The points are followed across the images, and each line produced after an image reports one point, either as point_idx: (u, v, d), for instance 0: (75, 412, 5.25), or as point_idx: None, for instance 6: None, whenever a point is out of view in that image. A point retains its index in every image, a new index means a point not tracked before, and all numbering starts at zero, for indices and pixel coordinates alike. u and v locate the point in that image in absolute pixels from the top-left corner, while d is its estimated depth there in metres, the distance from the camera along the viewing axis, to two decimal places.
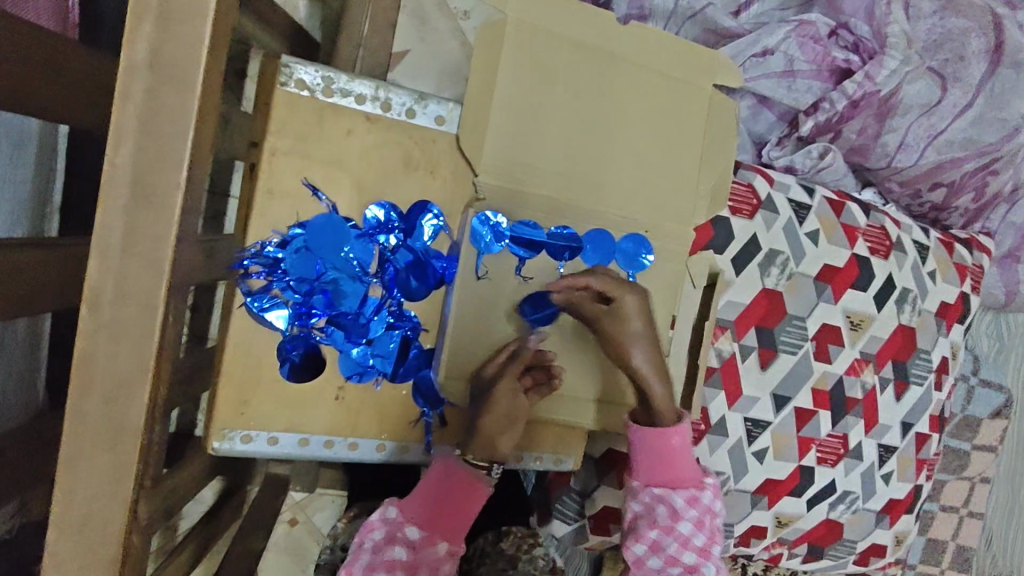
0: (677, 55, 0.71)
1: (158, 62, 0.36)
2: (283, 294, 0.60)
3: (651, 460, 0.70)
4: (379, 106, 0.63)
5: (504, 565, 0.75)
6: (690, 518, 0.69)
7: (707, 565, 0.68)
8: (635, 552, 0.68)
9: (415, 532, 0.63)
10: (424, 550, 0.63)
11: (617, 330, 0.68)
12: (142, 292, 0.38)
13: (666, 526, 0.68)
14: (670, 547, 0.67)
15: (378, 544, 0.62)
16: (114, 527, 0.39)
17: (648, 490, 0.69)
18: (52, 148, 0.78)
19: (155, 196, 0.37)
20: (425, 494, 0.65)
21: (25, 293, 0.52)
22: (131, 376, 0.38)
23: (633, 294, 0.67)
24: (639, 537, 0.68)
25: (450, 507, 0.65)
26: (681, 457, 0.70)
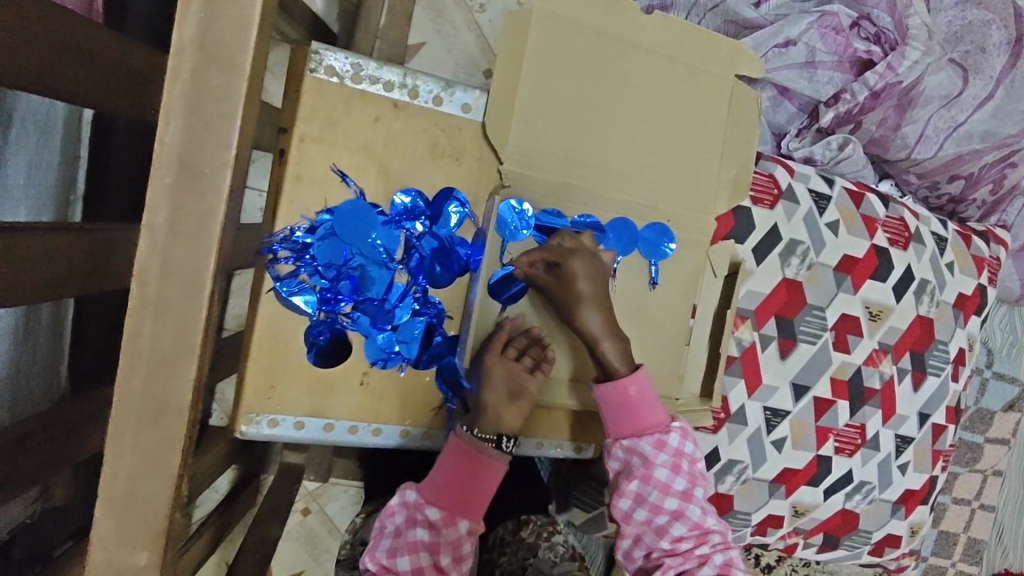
0: (699, 47, 0.71)
1: (205, 42, 0.36)
2: (310, 279, 0.61)
3: (615, 416, 0.67)
4: (407, 93, 0.63)
5: (524, 553, 0.77)
6: (664, 463, 0.66)
7: (692, 507, 0.66)
8: (622, 509, 0.67)
9: (434, 513, 0.61)
10: (445, 530, 0.61)
11: (563, 294, 0.66)
12: (190, 270, 0.38)
13: (643, 476, 0.66)
14: (652, 496, 0.66)
15: (400, 526, 0.62)
16: (158, 509, 0.39)
17: (618, 444, 0.67)
18: (77, 137, 0.79)
19: (202, 177, 0.37)
20: (442, 474, 0.63)
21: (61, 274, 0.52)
22: (175, 354, 0.38)
23: (581, 259, 0.66)
24: (622, 493, 0.67)
25: (470, 484, 0.63)
26: (643, 404, 0.67)
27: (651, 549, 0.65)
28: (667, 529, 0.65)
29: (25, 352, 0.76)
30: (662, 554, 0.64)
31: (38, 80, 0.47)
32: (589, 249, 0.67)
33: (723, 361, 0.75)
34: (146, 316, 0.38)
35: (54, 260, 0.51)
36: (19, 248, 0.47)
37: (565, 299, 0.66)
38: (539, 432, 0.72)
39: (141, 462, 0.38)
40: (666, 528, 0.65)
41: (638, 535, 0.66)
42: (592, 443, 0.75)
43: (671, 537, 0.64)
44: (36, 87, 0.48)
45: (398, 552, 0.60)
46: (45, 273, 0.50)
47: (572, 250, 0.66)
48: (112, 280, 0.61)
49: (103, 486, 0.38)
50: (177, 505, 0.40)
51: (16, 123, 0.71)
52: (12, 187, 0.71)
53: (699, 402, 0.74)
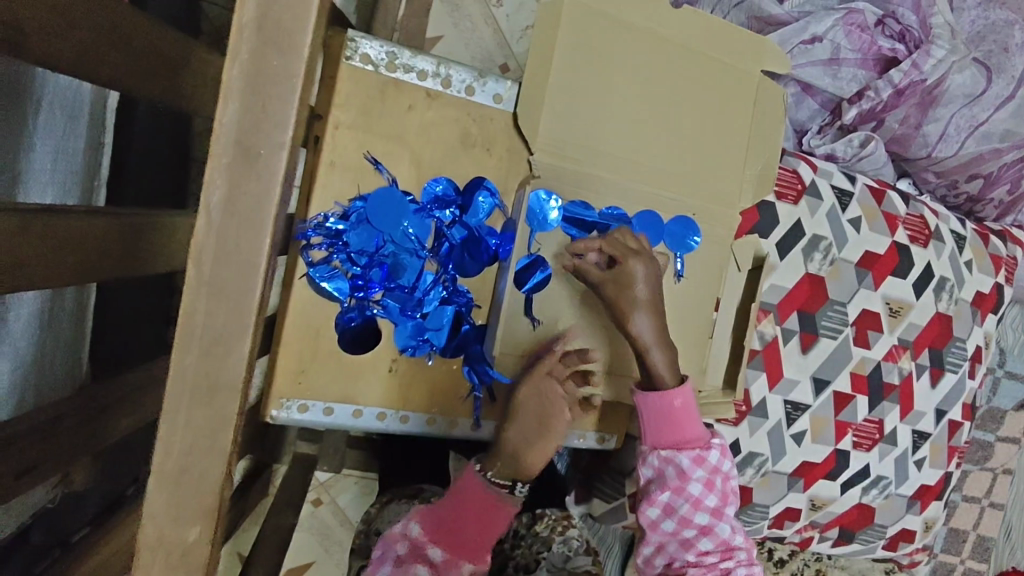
0: (727, 42, 0.72)
1: (265, 23, 0.36)
2: (342, 266, 0.62)
3: (655, 425, 0.69)
4: (440, 83, 0.64)
5: (539, 548, 0.78)
6: (698, 479, 0.69)
7: (720, 525, 0.69)
8: (650, 516, 0.70)
9: (438, 555, 0.61)
10: (447, 572, 0.61)
11: (618, 297, 0.66)
12: (244, 250, 0.38)
13: (676, 488, 0.69)
14: (683, 509, 0.69)
15: (401, 558, 0.61)
16: (210, 484, 0.39)
17: (655, 453, 0.69)
18: (102, 122, 0.79)
19: (258, 158, 0.37)
20: (449, 513, 0.63)
21: (100, 256, 0.53)
22: (229, 330, 0.38)
23: (642, 265, 0.66)
24: (652, 500, 0.70)
25: (475, 527, 0.63)
26: (685, 418, 0.69)
27: (674, 558, 0.69)
28: (693, 542, 0.69)
29: (51, 337, 0.75)
30: (685, 564, 0.68)
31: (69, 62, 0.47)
32: (648, 254, 0.67)
33: (746, 354, 0.76)
34: (200, 294, 0.38)
35: (91, 244, 0.52)
36: (54, 229, 0.47)
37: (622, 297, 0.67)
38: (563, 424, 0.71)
39: (193, 440, 0.39)
40: (693, 541, 0.69)
41: (662, 543, 0.70)
42: (615, 434, 0.76)
43: (697, 551, 0.68)
44: (74, 69, 0.48)
45: None
46: (80, 254, 0.50)
47: (633, 250, 0.66)
48: (142, 264, 0.61)
49: (156, 462, 0.38)
50: (228, 482, 0.40)
51: (44, 108, 0.70)
52: (40, 171, 0.70)
53: (721, 394, 0.74)
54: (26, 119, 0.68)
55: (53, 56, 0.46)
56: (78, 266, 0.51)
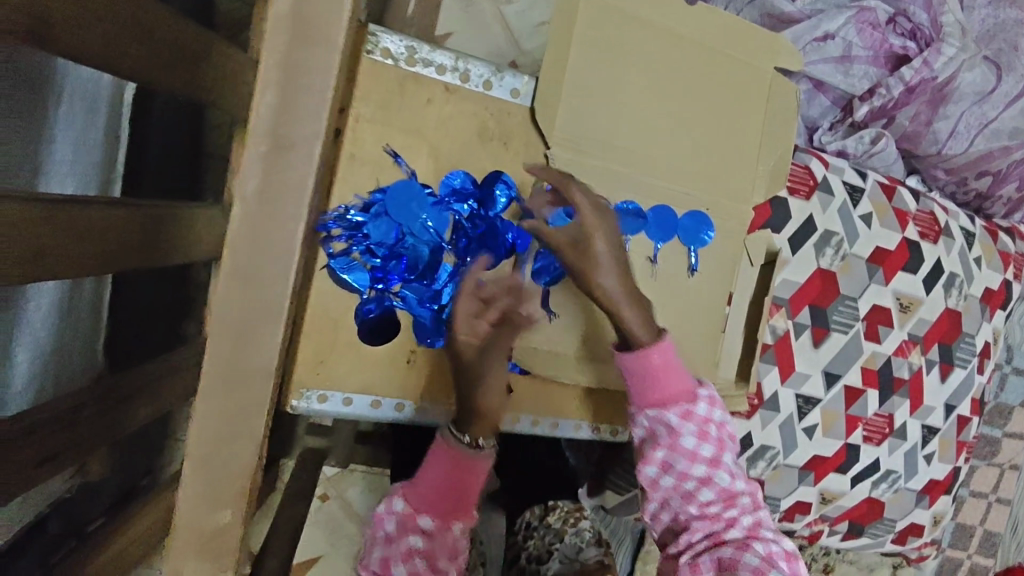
0: (741, 39, 0.73)
1: (302, 15, 0.37)
2: (362, 258, 0.63)
3: (635, 384, 0.61)
4: (458, 77, 0.65)
5: (551, 539, 0.78)
6: (690, 431, 0.60)
7: (722, 474, 0.60)
8: (648, 476, 0.62)
9: (428, 522, 0.54)
10: (440, 538, 0.54)
11: (582, 275, 0.60)
12: (278, 238, 0.39)
13: (668, 444, 0.60)
14: (679, 464, 0.60)
15: (391, 535, 0.55)
16: (245, 467, 0.40)
17: (641, 415, 0.61)
18: (120, 113, 0.77)
19: (292, 147, 0.38)
20: (426, 479, 0.55)
21: (122, 244, 0.53)
22: (262, 316, 0.39)
23: (603, 237, 0.59)
24: (646, 460, 0.61)
25: (455, 488, 0.55)
26: (669, 368, 0.61)
27: (679, 515, 0.60)
28: (695, 496, 0.60)
29: (69, 329, 0.75)
30: (690, 520, 0.59)
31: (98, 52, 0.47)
32: (606, 218, 0.60)
33: (759, 348, 0.76)
34: (235, 282, 0.39)
35: (114, 232, 0.52)
36: (75, 216, 0.47)
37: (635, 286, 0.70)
38: (556, 414, 0.74)
39: (227, 423, 0.39)
40: (695, 495, 0.60)
41: (664, 500, 0.61)
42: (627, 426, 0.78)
43: (699, 503, 0.59)
44: (99, 60, 0.48)
45: (393, 562, 0.54)
46: (102, 241, 0.51)
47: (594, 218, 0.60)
48: (163, 254, 0.61)
49: (191, 444, 0.39)
50: (261, 466, 0.41)
51: (65, 99, 0.68)
52: (61, 163, 0.68)
53: (734, 387, 0.75)
54: (47, 110, 0.66)
55: (80, 45, 0.45)
56: (99, 254, 0.51)
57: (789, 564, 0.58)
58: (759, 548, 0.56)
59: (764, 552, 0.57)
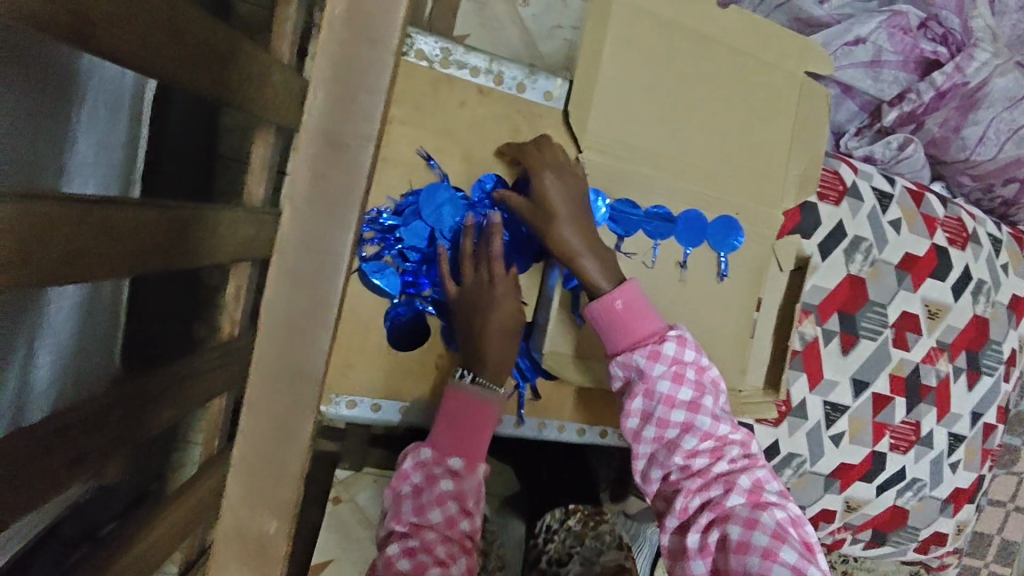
0: (772, 43, 0.72)
1: (355, 13, 0.36)
2: (393, 261, 0.63)
3: (604, 333, 0.61)
4: (492, 79, 0.64)
5: (572, 541, 0.78)
6: (663, 374, 0.59)
7: (702, 417, 0.59)
8: (630, 429, 0.61)
9: (458, 462, 0.56)
10: (469, 478, 0.56)
11: (535, 216, 0.60)
12: (326, 242, 0.38)
13: (643, 390, 0.60)
14: (657, 411, 0.59)
15: (419, 486, 0.56)
16: (290, 475, 0.39)
17: (612, 361, 0.61)
18: (139, 116, 0.76)
19: (346, 149, 0.37)
20: (447, 425, 0.58)
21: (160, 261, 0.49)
22: (311, 322, 0.38)
23: (551, 173, 0.60)
24: (627, 411, 0.61)
25: (473, 429, 0.58)
26: (635, 312, 0.60)
27: (668, 469, 0.59)
28: (678, 444, 0.59)
29: (89, 330, 0.74)
30: (680, 474, 0.58)
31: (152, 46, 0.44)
32: (554, 160, 0.61)
33: (788, 355, 0.75)
34: (283, 284, 0.38)
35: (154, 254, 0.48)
36: (116, 220, 0.42)
37: (664, 291, 0.70)
38: (584, 419, 0.75)
39: (273, 430, 0.39)
40: (678, 443, 0.59)
41: (652, 455, 0.60)
42: None
43: (684, 452, 0.58)
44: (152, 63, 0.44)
45: (427, 508, 0.55)
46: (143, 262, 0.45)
47: (542, 165, 0.61)
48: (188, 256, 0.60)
49: (237, 451, 0.39)
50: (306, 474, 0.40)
51: (89, 98, 0.65)
52: (83, 163, 0.66)
53: (762, 394, 0.74)
54: (72, 108, 0.63)
55: (122, 42, 0.40)
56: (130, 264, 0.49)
57: (797, 530, 0.56)
58: (767, 522, 0.54)
59: (772, 523, 0.55)
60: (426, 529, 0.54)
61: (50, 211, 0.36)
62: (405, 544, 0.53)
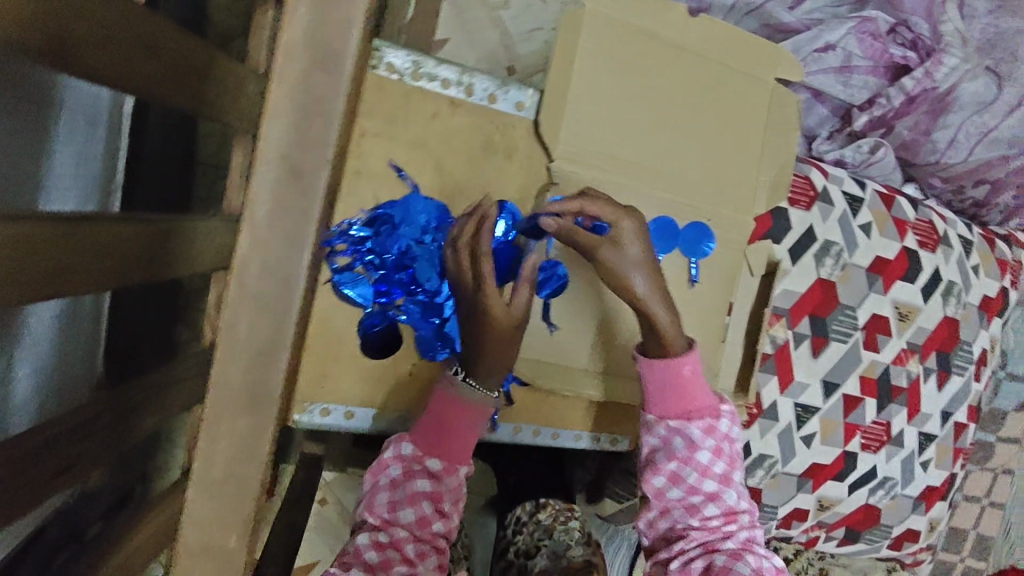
0: (743, 50, 0.73)
1: (313, 40, 0.37)
2: (366, 271, 0.64)
3: (661, 394, 0.65)
4: (463, 91, 0.65)
5: (540, 535, 0.80)
6: (707, 447, 0.63)
7: (730, 491, 0.63)
8: (655, 485, 0.64)
9: (437, 465, 0.60)
10: (447, 480, 0.60)
11: (615, 261, 0.62)
12: (284, 264, 0.38)
13: (683, 457, 0.63)
14: (690, 477, 0.63)
15: (397, 480, 0.59)
16: (250, 491, 0.40)
17: (664, 423, 0.64)
18: (118, 127, 0.75)
19: (302, 175, 0.38)
20: (433, 425, 0.60)
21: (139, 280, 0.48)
22: (272, 346, 0.39)
23: (631, 218, 0.62)
24: (657, 469, 0.64)
25: (456, 432, 0.60)
26: (694, 386, 0.65)
27: (677, 522, 0.62)
28: (699, 508, 0.62)
29: (69, 341, 0.74)
30: (687, 527, 0.62)
31: (139, 57, 0.42)
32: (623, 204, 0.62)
33: (758, 358, 0.76)
34: (243, 308, 0.38)
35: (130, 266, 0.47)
36: (91, 232, 0.41)
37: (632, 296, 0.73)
38: (558, 423, 0.75)
39: (233, 449, 0.39)
40: (699, 507, 0.62)
41: (666, 509, 0.64)
42: (627, 436, 0.79)
43: (702, 515, 0.62)
44: (141, 74, 0.43)
45: (400, 505, 0.58)
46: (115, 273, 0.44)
47: (623, 208, 0.62)
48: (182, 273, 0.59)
49: (195, 470, 0.39)
50: (264, 489, 0.41)
51: (65, 113, 0.65)
52: (60, 176, 0.66)
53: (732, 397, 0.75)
54: (48, 123, 0.63)
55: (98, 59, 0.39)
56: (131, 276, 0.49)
57: None
58: (751, 564, 0.59)
59: (752, 566, 0.60)
60: (396, 526, 0.57)
61: (26, 229, 0.34)
62: (376, 538, 0.56)
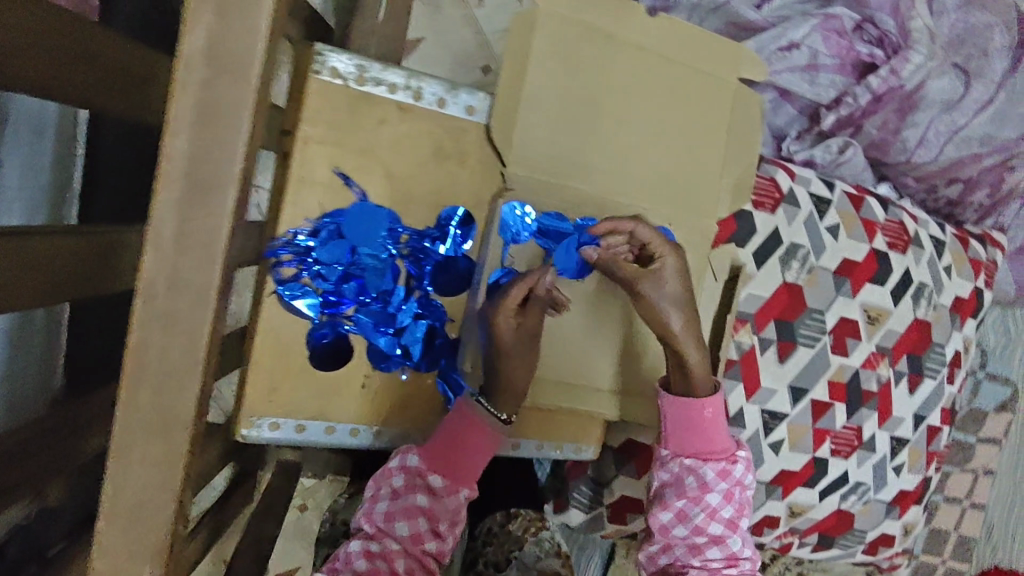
0: (705, 50, 0.71)
1: (213, 53, 0.37)
2: (312, 283, 0.62)
3: (681, 431, 0.68)
4: (411, 95, 0.63)
5: (511, 546, 0.79)
6: (718, 490, 0.67)
7: (734, 536, 0.68)
8: (661, 519, 0.68)
9: (438, 483, 0.63)
10: (445, 499, 0.63)
11: (654, 295, 0.66)
12: (196, 285, 0.38)
13: (693, 497, 0.67)
14: (697, 517, 0.67)
15: (398, 490, 0.63)
16: (160, 519, 0.39)
17: (679, 460, 0.68)
18: (71, 137, 0.74)
19: (211, 190, 0.38)
20: (442, 441, 0.64)
21: (52, 290, 0.49)
22: (181, 369, 0.39)
23: (672, 256, 0.66)
24: (665, 505, 0.68)
25: (463, 454, 0.64)
26: (714, 429, 0.68)
27: (678, 559, 0.67)
28: (702, 548, 0.67)
29: (19, 355, 0.72)
30: (687, 565, 0.67)
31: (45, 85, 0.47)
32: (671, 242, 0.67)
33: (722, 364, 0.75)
34: (154, 328, 0.38)
35: (31, 282, 0.46)
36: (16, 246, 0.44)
37: (603, 303, 0.72)
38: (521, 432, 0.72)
39: (147, 474, 0.39)
40: (702, 547, 0.67)
41: (669, 544, 0.68)
42: (591, 444, 0.77)
43: (704, 556, 0.66)
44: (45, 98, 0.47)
45: (396, 516, 0.61)
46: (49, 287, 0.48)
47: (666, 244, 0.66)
48: (110, 283, 0.59)
49: (104, 498, 0.39)
50: (181, 515, 0.41)
51: (9, 123, 0.65)
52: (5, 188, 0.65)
53: None
54: None
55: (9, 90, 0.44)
56: (48, 281, 0.49)
57: None
58: None
59: None
60: (389, 538, 0.61)
61: None
62: (367, 546, 0.60)
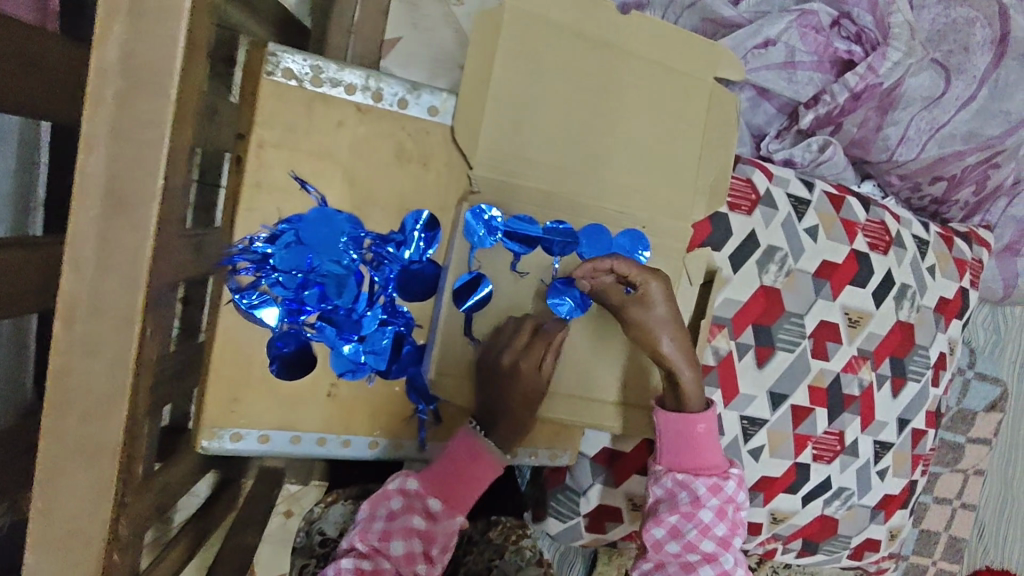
0: (674, 45, 0.69)
1: (129, 63, 0.36)
2: (272, 290, 0.59)
3: (675, 446, 0.69)
4: (370, 96, 0.62)
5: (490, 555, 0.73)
6: (711, 505, 0.68)
7: (727, 555, 0.68)
8: (654, 535, 0.68)
9: (437, 506, 0.63)
10: (442, 522, 0.63)
11: (644, 317, 0.66)
12: (118, 307, 0.38)
13: (686, 512, 0.67)
14: (689, 533, 0.67)
15: (396, 511, 0.63)
16: (93, 546, 0.39)
17: (672, 475, 0.69)
18: (34, 144, 0.72)
19: (128, 207, 0.37)
20: (445, 465, 0.64)
21: (3, 304, 0.48)
22: (110, 394, 0.39)
23: (657, 280, 0.66)
24: (658, 521, 0.68)
25: (465, 479, 0.64)
26: (706, 443, 0.69)
27: None
28: (695, 567, 0.67)
29: None
30: None
31: None
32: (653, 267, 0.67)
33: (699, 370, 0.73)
34: (75, 354, 0.38)
35: None
36: None
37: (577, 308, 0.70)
38: None
39: (80, 497, 0.39)
40: (695, 566, 0.67)
41: (662, 562, 0.68)
42: (567, 450, 0.75)
43: None
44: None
45: (393, 535, 0.62)
46: None
47: (649, 269, 0.66)
48: None
49: (32, 527, 0.39)
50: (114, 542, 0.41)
51: None
52: None
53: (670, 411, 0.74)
54: None
55: None
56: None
57: None
58: None
59: None
60: (382, 556, 0.61)
61: None
62: (360, 563, 0.60)
